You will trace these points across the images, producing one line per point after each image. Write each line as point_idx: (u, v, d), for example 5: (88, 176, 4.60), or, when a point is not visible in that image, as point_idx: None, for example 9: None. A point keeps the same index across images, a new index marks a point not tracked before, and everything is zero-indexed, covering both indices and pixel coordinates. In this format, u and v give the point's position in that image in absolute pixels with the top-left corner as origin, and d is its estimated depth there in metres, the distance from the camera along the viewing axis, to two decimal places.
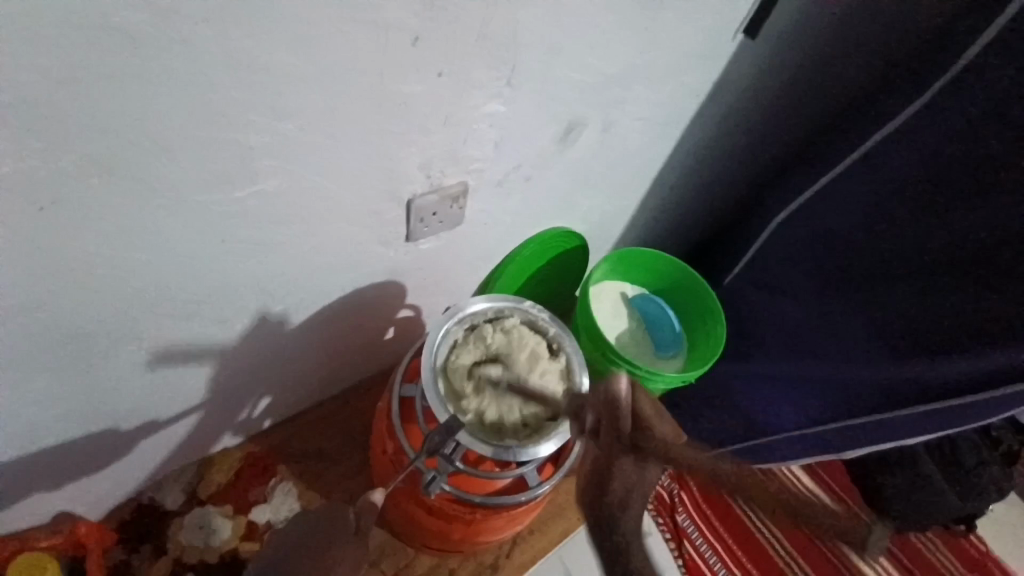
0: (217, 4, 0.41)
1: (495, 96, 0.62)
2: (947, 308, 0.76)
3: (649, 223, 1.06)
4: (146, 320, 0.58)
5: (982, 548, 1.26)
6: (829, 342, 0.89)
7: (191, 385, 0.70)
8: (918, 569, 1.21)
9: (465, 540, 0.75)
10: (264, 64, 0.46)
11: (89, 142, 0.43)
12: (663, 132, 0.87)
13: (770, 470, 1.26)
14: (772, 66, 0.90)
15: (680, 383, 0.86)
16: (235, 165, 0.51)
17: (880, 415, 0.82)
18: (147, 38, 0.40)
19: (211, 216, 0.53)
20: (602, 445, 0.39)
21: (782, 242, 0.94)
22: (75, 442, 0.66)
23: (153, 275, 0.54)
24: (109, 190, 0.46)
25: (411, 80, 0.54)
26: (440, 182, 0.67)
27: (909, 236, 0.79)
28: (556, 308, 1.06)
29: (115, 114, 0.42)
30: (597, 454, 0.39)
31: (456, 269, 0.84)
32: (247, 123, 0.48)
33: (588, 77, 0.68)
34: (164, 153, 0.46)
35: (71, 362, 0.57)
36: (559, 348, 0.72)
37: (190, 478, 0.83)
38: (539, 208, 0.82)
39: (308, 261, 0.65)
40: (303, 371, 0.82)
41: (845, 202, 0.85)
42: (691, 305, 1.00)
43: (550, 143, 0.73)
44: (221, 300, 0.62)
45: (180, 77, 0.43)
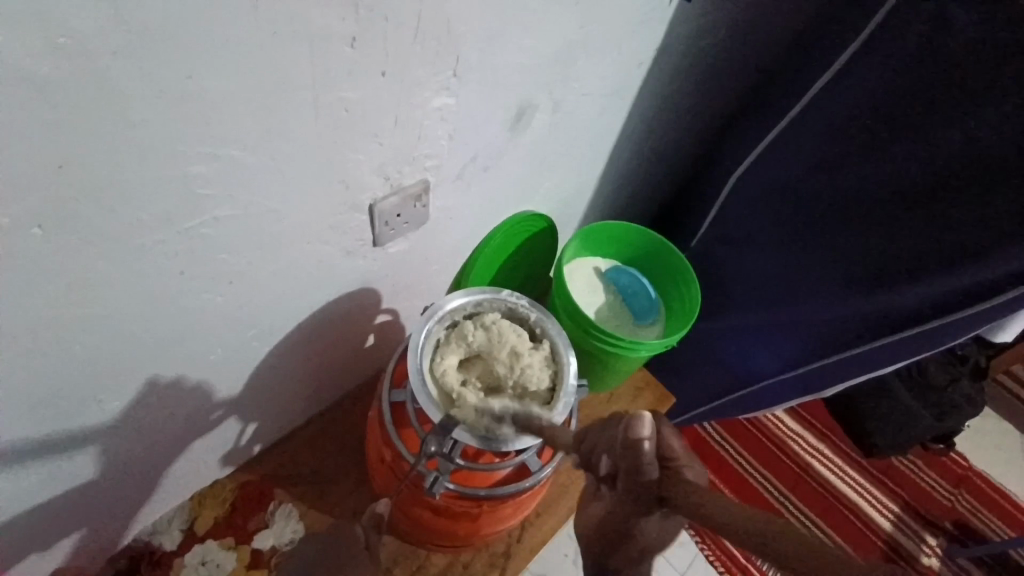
0: (127, 37, 0.38)
1: (442, 90, 0.61)
2: (903, 245, 0.78)
3: (612, 194, 1.07)
4: (113, 369, 0.56)
5: (964, 464, 1.33)
6: (798, 290, 0.91)
7: (171, 424, 0.68)
8: (906, 492, 1.27)
9: (473, 534, 0.76)
10: (194, 95, 0.43)
11: (18, 201, 0.41)
12: (614, 103, 0.86)
13: (757, 418, 1.32)
14: (711, 23, 0.90)
15: (663, 349, 0.88)
16: (181, 200, 0.49)
17: (851, 351, 0.87)
18: (56, 84, 0.37)
19: (162, 256, 0.51)
20: (622, 501, 0.37)
21: (743, 199, 0.96)
22: (59, 502, 0.65)
23: (115, 321, 0.52)
24: (47, 247, 0.44)
25: (346, 85, 0.52)
26: (399, 183, 0.66)
27: (858, 178, 0.81)
28: (532, 291, 1.06)
29: (37, 166, 0.40)
30: (618, 508, 0.37)
31: (428, 268, 0.83)
32: (182, 156, 0.46)
33: (532, 58, 0.67)
34: (102, 200, 0.44)
35: (39, 425, 0.55)
36: (543, 331, 0.73)
37: (184, 517, 0.81)
38: (501, 195, 0.82)
39: (276, 283, 0.64)
40: (285, 393, 0.81)
41: (798, 151, 0.86)
42: (662, 270, 1.02)
43: (503, 130, 0.72)
44: (190, 337, 0.60)
45: (101, 116, 0.40)
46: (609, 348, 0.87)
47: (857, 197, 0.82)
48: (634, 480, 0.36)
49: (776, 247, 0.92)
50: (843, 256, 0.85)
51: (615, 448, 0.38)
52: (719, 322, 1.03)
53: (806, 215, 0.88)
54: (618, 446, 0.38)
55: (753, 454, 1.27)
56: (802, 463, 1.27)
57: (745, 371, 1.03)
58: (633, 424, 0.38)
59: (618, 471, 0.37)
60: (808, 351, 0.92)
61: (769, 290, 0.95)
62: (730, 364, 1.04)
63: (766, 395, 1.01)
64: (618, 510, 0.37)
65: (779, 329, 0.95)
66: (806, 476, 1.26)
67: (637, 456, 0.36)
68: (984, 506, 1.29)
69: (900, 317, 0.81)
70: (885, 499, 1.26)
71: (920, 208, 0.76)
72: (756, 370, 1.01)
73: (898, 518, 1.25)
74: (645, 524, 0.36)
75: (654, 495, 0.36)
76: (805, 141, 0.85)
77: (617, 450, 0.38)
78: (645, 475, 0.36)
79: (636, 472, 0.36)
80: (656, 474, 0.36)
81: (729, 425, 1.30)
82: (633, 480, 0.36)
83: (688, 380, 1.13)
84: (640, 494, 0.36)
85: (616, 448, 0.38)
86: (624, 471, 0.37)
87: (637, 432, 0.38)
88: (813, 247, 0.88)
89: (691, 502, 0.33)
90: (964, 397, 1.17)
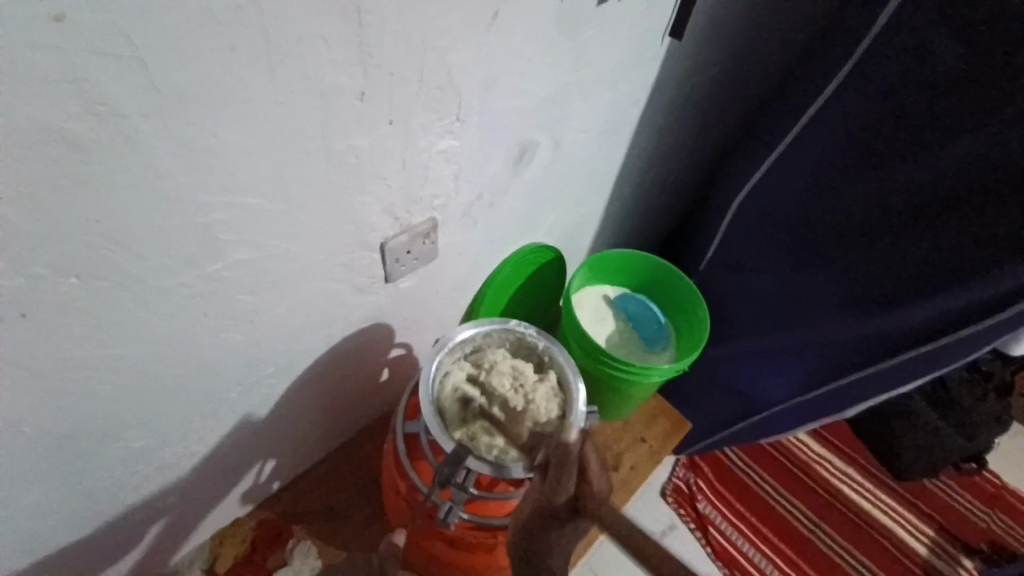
0: (151, 99, 0.41)
1: (446, 133, 0.64)
2: (908, 264, 0.79)
3: (617, 223, 1.09)
4: (137, 410, 0.58)
5: (996, 482, 1.29)
6: (807, 311, 0.91)
7: (190, 463, 0.69)
8: (939, 516, 1.23)
9: (491, 567, 0.75)
10: (215, 149, 0.47)
11: (54, 253, 0.43)
12: (614, 136, 0.89)
13: (778, 443, 1.29)
14: (704, 56, 0.93)
15: (673, 374, 0.88)
16: (204, 246, 0.52)
17: (866, 370, 0.87)
18: (92, 145, 0.40)
19: (184, 297, 0.54)
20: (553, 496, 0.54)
21: (744, 223, 0.97)
22: (85, 541, 0.66)
23: (138, 364, 0.55)
24: (79, 293, 0.46)
25: (355, 134, 0.55)
26: (407, 222, 0.68)
27: (855, 200, 0.82)
28: (542, 320, 1.08)
29: (72, 218, 0.43)
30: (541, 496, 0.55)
31: (438, 301, 0.85)
32: (205, 205, 0.49)
33: (530, 100, 0.70)
34: (130, 247, 0.47)
35: (66, 465, 0.57)
36: (551, 358, 0.74)
37: (204, 557, 0.82)
38: (507, 229, 0.85)
39: (290, 322, 0.66)
40: (300, 430, 0.82)
41: (794, 174, 0.87)
42: (670, 297, 1.03)
43: (506, 167, 0.75)
44: (211, 377, 0.63)
45: (132, 171, 0.43)
46: (618, 375, 0.87)
47: (858, 218, 0.82)
48: (558, 477, 0.54)
49: (782, 268, 0.92)
50: (851, 275, 0.85)
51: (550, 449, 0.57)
52: (731, 346, 1.03)
53: (809, 235, 0.88)
54: (554, 448, 0.57)
55: (778, 480, 1.25)
56: (829, 489, 1.24)
57: (760, 393, 1.02)
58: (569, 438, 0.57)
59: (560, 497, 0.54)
60: (823, 372, 0.92)
61: (780, 311, 0.94)
62: (744, 388, 1.04)
63: (783, 418, 1.00)
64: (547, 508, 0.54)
65: (791, 350, 0.94)
66: (835, 502, 1.23)
67: (565, 457, 0.55)
68: None
69: (912, 336, 0.81)
70: (919, 523, 1.22)
71: (919, 229, 0.77)
72: (770, 393, 1.00)
73: (934, 544, 1.20)
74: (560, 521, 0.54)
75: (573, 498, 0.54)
76: (804, 163, 0.86)
77: (562, 459, 0.55)
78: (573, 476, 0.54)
79: (560, 474, 0.54)
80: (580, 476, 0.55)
81: (750, 450, 1.28)
82: (561, 480, 0.54)
83: (704, 406, 1.12)
84: (561, 505, 0.54)
85: (552, 448, 0.57)
86: (559, 474, 0.54)
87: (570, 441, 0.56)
88: (820, 266, 0.87)
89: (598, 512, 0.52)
90: (993, 415, 1.15)
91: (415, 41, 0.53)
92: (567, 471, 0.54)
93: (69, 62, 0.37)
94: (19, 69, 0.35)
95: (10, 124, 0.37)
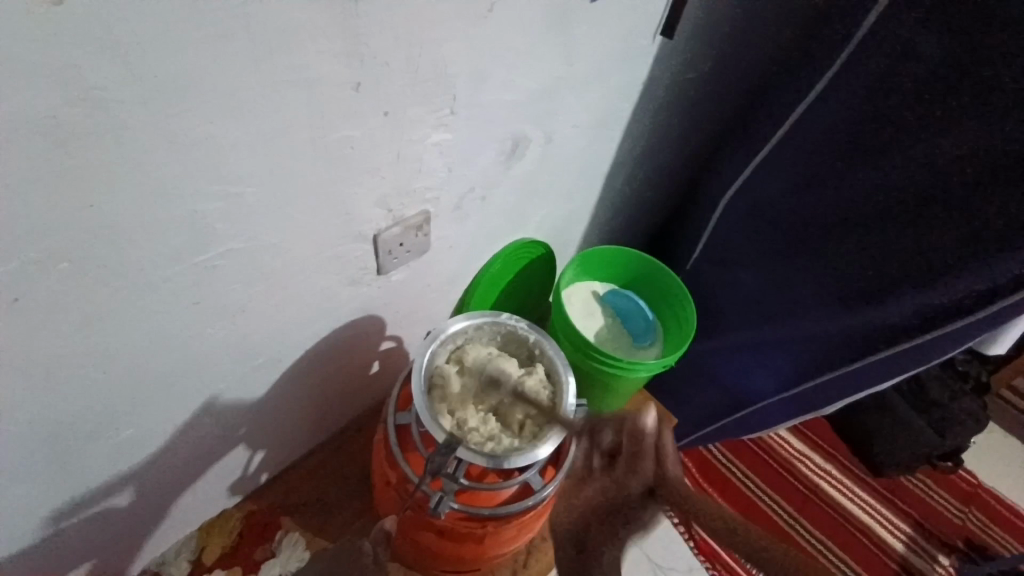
0: (149, 88, 0.41)
1: (440, 126, 0.64)
2: (888, 264, 0.81)
3: (606, 219, 1.10)
4: (128, 399, 0.58)
5: (973, 481, 1.32)
6: (792, 310, 0.93)
7: (180, 454, 0.69)
8: (916, 512, 1.27)
9: (479, 557, 0.77)
10: (208, 137, 0.47)
11: (49, 239, 0.43)
12: (605, 132, 0.90)
13: (761, 439, 1.32)
14: (694, 55, 0.94)
15: (661, 369, 0.89)
16: (198, 235, 0.52)
17: (846, 368, 0.89)
18: (87, 131, 0.40)
19: (178, 286, 0.54)
20: (624, 487, 0.47)
21: (731, 222, 0.98)
22: (72, 530, 0.66)
23: (131, 352, 0.55)
24: (74, 280, 0.47)
25: (350, 125, 0.56)
26: (400, 214, 0.69)
27: (839, 200, 0.84)
28: (531, 315, 1.09)
29: (66, 205, 0.43)
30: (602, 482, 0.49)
31: (430, 294, 0.86)
32: (199, 193, 0.49)
33: (524, 94, 0.71)
34: (126, 235, 0.47)
35: (56, 454, 0.57)
36: (542, 351, 0.75)
37: (192, 547, 0.82)
38: (499, 223, 0.85)
39: (283, 313, 0.66)
40: (290, 421, 0.82)
41: (779, 174, 0.89)
42: (658, 293, 1.05)
43: (499, 161, 0.76)
44: (205, 366, 0.63)
45: (128, 159, 0.43)
46: (607, 369, 0.88)
47: (841, 219, 0.84)
48: (633, 461, 0.48)
49: (767, 268, 0.95)
50: (833, 273, 0.87)
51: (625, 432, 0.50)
52: (718, 344, 1.05)
53: (794, 234, 0.90)
54: (626, 429, 0.50)
55: (759, 475, 1.27)
56: (809, 484, 1.27)
57: (744, 389, 1.04)
58: (641, 417, 0.49)
59: (623, 454, 0.49)
60: (805, 368, 0.94)
61: (765, 308, 0.97)
62: (729, 384, 1.06)
63: (768, 414, 1.02)
64: (618, 500, 0.48)
65: (775, 346, 0.96)
66: (815, 498, 1.26)
67: (640, 441, 0.48)
68: (996, 523, 1.28)
69: (891, 333, 0.83)
70: (896, 519, 1.25)
71: (900, 229, 0.79)
72: (755, 389, 1.02)
73: (910, 539, 1.23)
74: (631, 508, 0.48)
75: (648, 485, 0.47)
76: (788, 163, 0.88)
77: (638, 451, 0.48)
78: (647, 464, 0.47)
79: (638, 455, 0.48)
80: (656, 462, 0.47)
81: (733, 446, 1.30)
82: (633, 470, 0.47)
83: (691, 402, 1.14)
84: (634, 493, 0.47)
85: (626, 434, 0.49)
86: (633, 463, 0.48)
87: (645, 423, 0.49)
88: (804, 265, 0.90)
89: (679, 500, 0.44)
90: (969, 413, 1.18)
91: (411, 31, 0.53)
92: (643, 459, 0.47)
93: (64, 50, 0.37)
94: (17, 58, 0.36)
95: (7, 110, 0.37)
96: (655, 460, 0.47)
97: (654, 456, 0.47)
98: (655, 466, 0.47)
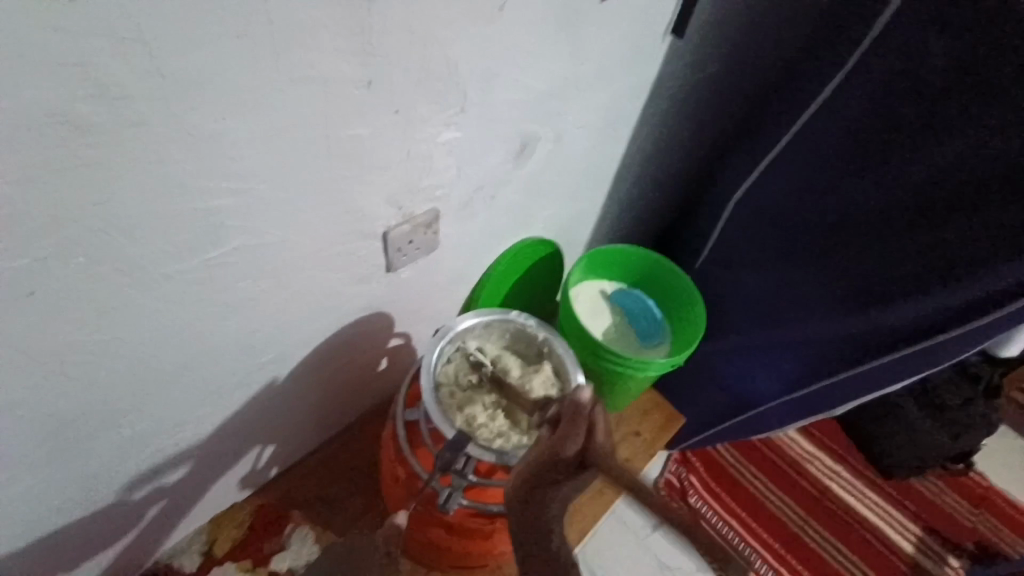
0: (161, 85, 0.42)
1: (449, 124, 0.65)
2: (900, 265, 0.80)
3: (615, 218, 1.10)
4: (139, 392, 0.59)
5: (984, 484, 1.31)
6: (801, 310, 0.92)
7: (190, 447, 0.70)
8: (926, 514, 1.26)
9: (487, 553, 0.77)
10: (218, 134, 0.47)
11: (64, 233, 0.44)
12: (614, 131, 0.90)
13: (769, 439, 1.31)
14: (703, 53, 0.94)
15: (669, 369, 0.89)
16: (209, 230, 0.53)
17: (855, 368, 0.88)
18: (100, 128, 0.41)
19: (189, 281, 0.55)
20: (563, 446, 0.55)
21: (740, 221, 0.98)
22: (85, 521, 0.67)
23: (141, 346, 0.56)
24: (87, 273, 0.48)
25: (360, 123, 0.56)
26: (409, 212, 0.69)
27: (849, 200, 0.83)
28: (538, 314, 1.09)
29: (79, 200, 0.44)
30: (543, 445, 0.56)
31: (438, 292, 0.86)
32: (210, 190, 0.50)
33: (533, 92, 0.71)
34: (139, 230, 0.48)
35: (69, 445, 0.58)
36: (550, 349, 0.75)
37: (204, 539, 0.83)
38: (507, 221, 0.86)
39: (291, 310, 0.67)
40: (298, 417, 0.83)
41: (788, 173, 0.89)
42: (666, 292, 1.05)
43: (507, 160, 0.76)
44: (215, 361, 0.64)
45: (141, 155, 0.44)
46: (614, 367, 0.88)
47: (851, 219, 0.84)
48: (572, 427, 0.56)
49: (776, 268, 0.94)
50: (843, 273, 0.86)
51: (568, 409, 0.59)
52: (726, 344, 1.04)
53: (804, 234, 0.89)
54: (568, 402, 0.59)
55: (767, 476, 1.26)
56: (817, 485, 1.26)
57: (753, 389, 1.03)
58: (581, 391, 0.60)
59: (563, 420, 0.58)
60: (814, 369, 0.93)
61: (774, 309, 0.96)
62: (737, 384, 1.05)
63: (776, 414, 1.02)
64: (558, 459, 0.55)
65: (784, 346, 0.96)
66: (823, 499, 1.25)
67: (579, 410, 0.58)
68: (1009, 526, 1.27)
69: (902, 334, 0.82)
70: (905, 520, 1.24)
71: (913, 229, 0.78)
72: (763, 389, 1.02)
73: (919, 541, 1.22)
74: (567, 468, 0.55)
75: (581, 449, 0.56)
76: (798, 162, 0.88)
77: (578, 416, 0.57)
78: (581, 429, 0.56)
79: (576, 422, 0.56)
80: (589, 433, 0.57)
81: (741, 446, 1.30)
82: (571, 434, 0.55)
83: (698, 402, 1.13)
84: (570, 455, 0.55)
85: (570, 406, 0.59)
86: (572, 430, 0.56)
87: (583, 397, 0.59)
88: (813, 265, 0.89)
89: (605, 462, 0.54)
90: (982, 416, 1.16)
91: (420, 30, 0.54)
92: (581, 426, 0.56)
93: (78, 46, 0.38)
94: (30, 53, 0.36)
95: (23, 107, 0.38)
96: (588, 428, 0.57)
97: (589, 425, 0.57)
98: (588, 434, 0.57)
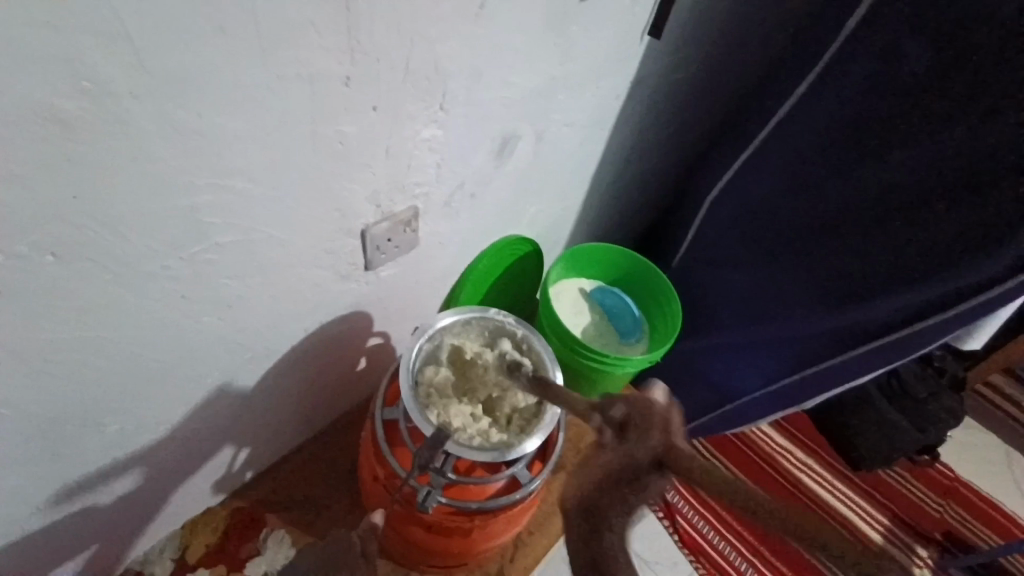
0: (144, 80, 0.41)
1: (431, 122, 0.64)
2: (870, 263, 0.83)
3: (595, 217, 1.11)
4: (114, 395, 0.58)
5: (950, 475, 1.35)
6: (776, 307, 0.94)
7: (166, 450, 0.69)
8: (895, 505, 1.30)
9: (467, 552, 0.77)
10: (203, 131, 0.47)
11: (36, 232, 0.43)
12: (596, 131, 0.91)
13: (746, 435, 1.34)
14: (683, 55, 0.95)
15: (649, 365, 0.90)
16: (187, 229, 0.51)
17: (825, 364, 0.91)
18: (81, 122, 0.40)
19: (168, 280, 0.53)
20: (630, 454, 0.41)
21: (717, 221, 1.00)
22: (56, 527, 0.66)
23: (119, 346, 0.54)
24: (62, 272, 0.46)
25: (344, 120, 0.56)
26: (389, 210, 0.69)
27: (823, 199, 0.85)
28: (519, 313, 1.10)
29: (54, 196, 0.42)
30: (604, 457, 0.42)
31: (419, 291, 0.86)
32: (190, 187, 0.49)
33: (517, 91, 0.71)
34: (115, 228, 0.47)
35: (40, 450, 0.56)
36: (529, 346, 0.76)
37: (176, 546, 0.82)
38: (489, 219, 0.86)
39: (270, 309, 0.66)
40: (277, 418, 0.82)
41: (764, 173, 0.91)
42: (645, 290, 1.06)
43: (489, 158, 0.76)
44: (193, 362, 0.63)
45: (121, 151, 0.43)
46: (594, 365, 0.89)
47: (824, 218, 0.86)
48: (636, 424, 0.43)
49: (753, 266, 0.96)
50: (817, 270, 0.88)
51: (631, 405, 0.44)
52: (704, 341, 1.06)
53: (779, 233, 0.92)
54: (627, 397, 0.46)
55: (743, 471, 1.29)
56: (791, 479, 1.29)
57: (730, 386, 1.05)
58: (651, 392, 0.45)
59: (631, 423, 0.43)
60: (789, 365, 0.96)
61: (750, 306, 0.98)
62: (715, 380, 1.07)
63: (752, 409, 1.04)
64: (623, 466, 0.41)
65: (760, 343, 0.98)
66: (797, 492, 1.28)
67: (643, 400, 0.44)
68: (973, 515, 1.31)
69: (872, 330, 0.85)
70: (875, 512, 1.28)
71: (882, 228, 0.81)
72: (740, 386, 1.04)
73: (888, 531, 1.26)
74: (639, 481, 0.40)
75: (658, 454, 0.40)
76: (775, 162, 0.89)
77: (646, 413, 0.43)
78: (658, 428, 0.41)
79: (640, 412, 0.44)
80: (666, 433, 0.41)
81: (718, 442, 1.32)
82: (643, 433, 0.41)
83: (677, 398, 1.15)
84: (643, 462, 0.40)
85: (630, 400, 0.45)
86: (641, 427, 0.42)
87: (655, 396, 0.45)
88: (789, 263, 0.91)
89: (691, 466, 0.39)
90: (946, 409, 1.21)
91: (405, 29, 0.54)
92: (648, 423, 0.42)
93: (56, 38, 0.36)
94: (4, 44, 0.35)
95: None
96: (666, 425, 0.42)
97: (663, 423, 0.42)
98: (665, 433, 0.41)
